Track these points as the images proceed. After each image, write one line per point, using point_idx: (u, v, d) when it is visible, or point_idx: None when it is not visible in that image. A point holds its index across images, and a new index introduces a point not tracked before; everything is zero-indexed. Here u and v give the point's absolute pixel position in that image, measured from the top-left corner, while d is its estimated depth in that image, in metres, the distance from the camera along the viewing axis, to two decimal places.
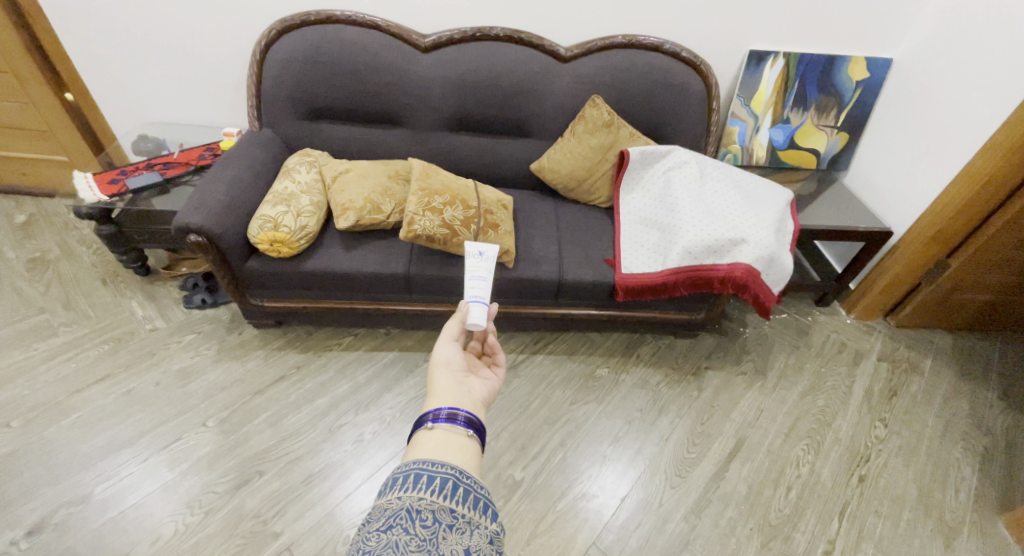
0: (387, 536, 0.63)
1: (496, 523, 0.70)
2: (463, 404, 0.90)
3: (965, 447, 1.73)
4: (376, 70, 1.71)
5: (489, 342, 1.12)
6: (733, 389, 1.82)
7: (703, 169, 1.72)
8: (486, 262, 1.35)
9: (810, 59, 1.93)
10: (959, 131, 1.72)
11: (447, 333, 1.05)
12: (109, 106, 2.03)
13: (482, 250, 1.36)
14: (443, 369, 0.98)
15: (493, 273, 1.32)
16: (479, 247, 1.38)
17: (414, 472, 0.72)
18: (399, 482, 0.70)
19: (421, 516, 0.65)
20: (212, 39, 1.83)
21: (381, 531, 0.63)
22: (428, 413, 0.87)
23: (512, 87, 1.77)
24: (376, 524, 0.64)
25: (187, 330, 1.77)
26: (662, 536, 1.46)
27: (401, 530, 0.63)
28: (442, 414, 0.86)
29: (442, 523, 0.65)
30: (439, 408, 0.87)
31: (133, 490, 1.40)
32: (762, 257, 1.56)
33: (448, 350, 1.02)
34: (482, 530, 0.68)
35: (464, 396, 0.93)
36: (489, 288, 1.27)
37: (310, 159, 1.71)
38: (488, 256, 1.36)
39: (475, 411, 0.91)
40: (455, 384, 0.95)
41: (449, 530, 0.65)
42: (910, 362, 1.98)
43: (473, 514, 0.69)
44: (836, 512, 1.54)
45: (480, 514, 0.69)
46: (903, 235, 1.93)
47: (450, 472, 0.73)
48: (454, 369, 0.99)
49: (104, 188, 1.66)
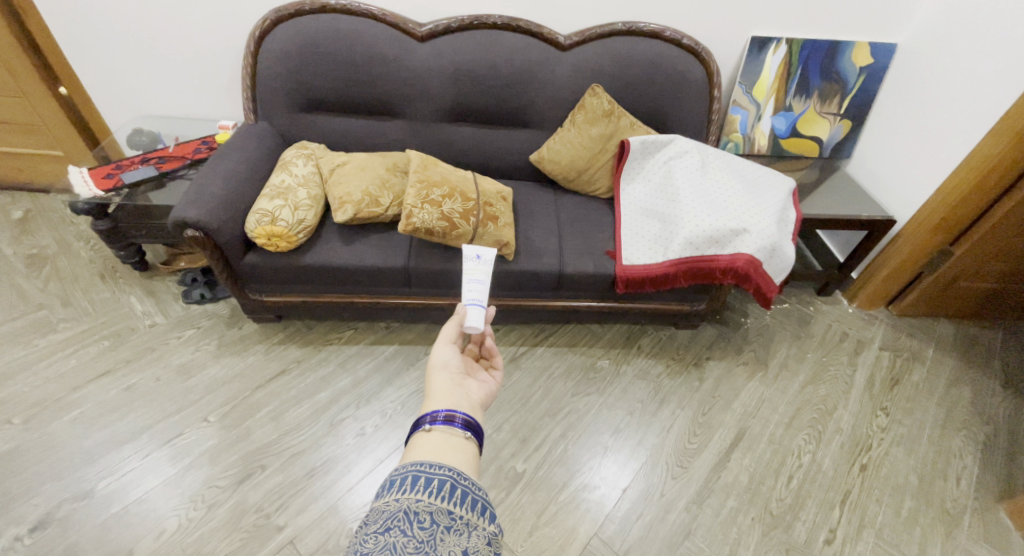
0: (385, 538, 0.62)
1: (494, 523, 0.70)
2: (461, 406, 0.90)
3: (966, 435, 1.73)
4: (373, 60, 1.69)
5: (487, 344, 1.12)
6: (735, 379, 1.82)
7: (705, 159, 1.70)
8: (484, 265, 1.30)
9: (813, 45, 1.89)
10: (963, 120, 1.70)
11: (444, 334, 1.05)
12: (103, 100, 2.00)
13: (480, 253, 1.32)
14: (441, 371, 0.97)
15: (491, 275, 1.27)
16: (476, 248, 1.33)
17: (411, 474, 0.71)
18: (396, 484, 0.70)
19: (419, 518, 0.65)
20: (204, 29, 1.80)
21: (379, 533, 0.63)
22: (426, 415, 0.86)
23: (510, 76, 1.74)
24: (373, 527, 0.64)
25: (187, 325, 1.77)
26: (663, 526, 1.46)
27: (399, 532, 0.63)
28: (439, 417, 0.85)
29: (440, 524, 0.65)
30: (437, 410, 0.87)
31: (136, 485, 1.40)
32: (764, 247, 1.54)
33: (446, 352, 1.01)
34: (480, 531, 0.68)
35: (461, 397, 0.92)
36: (487, 291, 1.24)
37: (308, 152, 1.70)
38: (486, 259, 1.31)
39: (472, 412, 0.91)
40: (453, 385, 0.94)
41: (447, 532, 0.65)
42: (912, 351, 1.98)
43: (471, 516, 0.68)
44: (837, 501, 1.54)
45: (478, 516, 0.69)
46: (906, 223, 1.91)
47: (448, 474, 0.73)
48: (451, 371, 0.98)
49: (99, 183, 1.64)
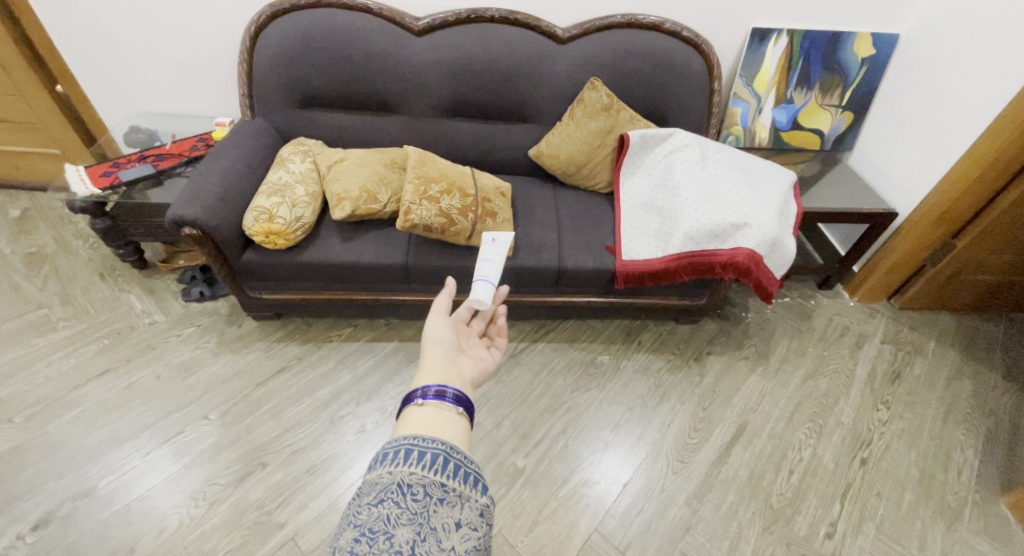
0: (378, 510, 0.63)
1: (487, 495, 0.70)
2: (451, 382, 0.89)
3: (968, 428, 1.72)
4: (370, 54, 1.68)
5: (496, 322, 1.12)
6: (735, 374, 1.82)
7: (705, 153, 1.69)
8: (499, 248, 1.46)
9: (815, 36, 1.87)
10: (965, 111, 1.68)
11: (437, 307, 1.04)
12: (99, 97, 1.99)
13: (496, 237, 1.47)
14: (435, 346, 0.98)
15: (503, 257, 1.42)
16: (493, 234, 1.49)
17: (405, 448, 0.71)
18: (390, 457, 0.70)
19: (412, 490, 0.65)
20: (199, 25, 1.78)
21: (373, 505, 0.64)
22: (416, 390, 0.86)
23: (508, 70, 1.73)
24: (367, 498, 0.65)
25: (187, 323, 1.77)
26: (664, 521, 1.46)
27: (392, 504, 0.63)
28: (431, 392, 0.85)
29: (433, 497, 0.66)
30: (428, 385, 0.86)
31: (137, 482, 1.40)
32: (764, 241, 1.53)
33: (439, 326, 1.02)
34: (473, 503, 0.68)
35: (453, 374, 0.92)
36: (498, 270, 1.39)
37: (305, 148, 1.69)
38: (500, 242, 1.47)
39: (463, 389, 0.91)
40: (446, 362, 0.95)
41: (440, 504, 0.65)
42: (913, 344, 1.97)
43: (462, 488, 0.69)
44: (838, 494, 1.54)
45: (470, 488, 0.69)
46: (908, 216, 1.90)
47: (441, 447, 0.73)
48: (445, 346, 0.99)
49: (96, 181, 1.64)
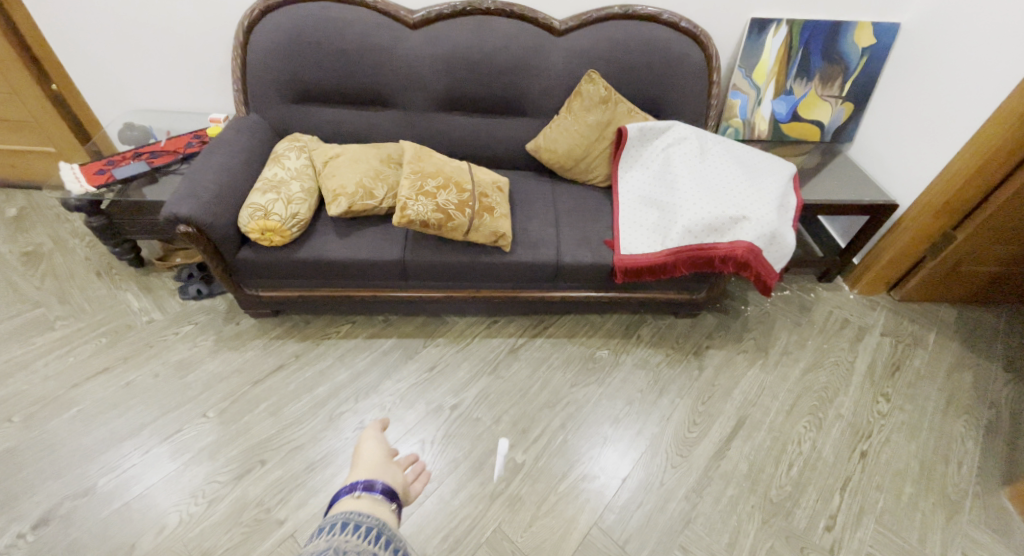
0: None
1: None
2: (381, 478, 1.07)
3: (968, 420, 1.72)
4: (364, 48, 1.66)
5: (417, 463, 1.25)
6: (735, 367, 1.81)
7: (704, 145, 1.68)
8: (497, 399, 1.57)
9: (814, 26, 1.85)
10: (967, 101, 1.67)
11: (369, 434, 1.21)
12: (93, 94, 1.98)
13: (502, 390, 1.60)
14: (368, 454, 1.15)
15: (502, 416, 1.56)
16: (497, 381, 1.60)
17: (342, 521, 0.92)
18: (329, 529, 0.90)
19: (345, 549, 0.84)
20: (192, 19, 1.76)
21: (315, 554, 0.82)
22: (349, 485, 1.02)
23: (505, 63, 1.71)
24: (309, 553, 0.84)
25: (184, 321, 1.77)
26: (663, 515, 1.46)
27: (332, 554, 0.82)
28: (361, 485, 1.02)
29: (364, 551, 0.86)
30: (357, 481, 1.03)
31: (137, 480, 1.41)
32: (763, 234, 1.52)
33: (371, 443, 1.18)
34: None
35: (385, 474, 1.10)
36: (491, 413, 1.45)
37: (300, 144, 1.68)
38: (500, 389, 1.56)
39: (393, 484, 1.08)
40: (377, 466, 1.12)
41: None
42: (914, 336, 1.96)
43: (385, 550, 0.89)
44: (838, 487, 1.54)
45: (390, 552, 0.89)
46: (908, 208, 1.88)
47: (373, 521, 0.94)
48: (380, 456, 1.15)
49: (90, 179, 1.63)
